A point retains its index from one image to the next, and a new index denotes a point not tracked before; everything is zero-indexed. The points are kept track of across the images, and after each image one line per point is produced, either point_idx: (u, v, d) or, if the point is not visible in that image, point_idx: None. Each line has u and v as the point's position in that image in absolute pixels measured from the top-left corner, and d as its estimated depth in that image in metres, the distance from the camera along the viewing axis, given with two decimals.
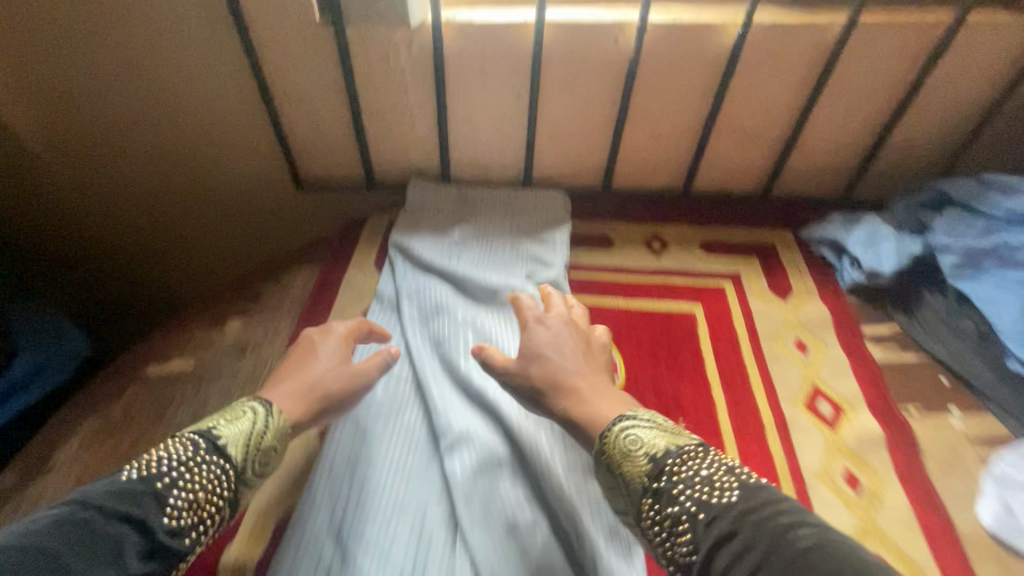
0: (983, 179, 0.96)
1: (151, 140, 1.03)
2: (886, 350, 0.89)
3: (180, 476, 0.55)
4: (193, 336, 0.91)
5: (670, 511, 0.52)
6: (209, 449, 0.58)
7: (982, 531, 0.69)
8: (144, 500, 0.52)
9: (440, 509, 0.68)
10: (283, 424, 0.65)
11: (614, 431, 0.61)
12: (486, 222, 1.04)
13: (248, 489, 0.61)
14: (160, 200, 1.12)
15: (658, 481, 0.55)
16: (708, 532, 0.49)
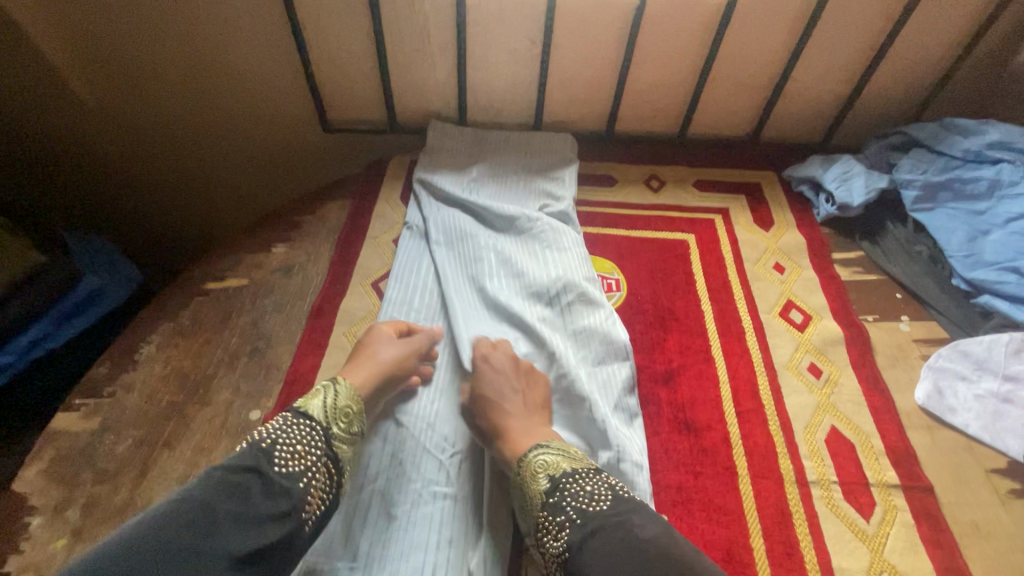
0: (946, 122, 1.07)
1: (193, 88, 1.11)
2: (851, 271, 1.03)
3: (279, 437, 0.62)
4: (242, 257, 1.02)
5: (558, 520, 0.61)
6: (296, 416, 0.67)
7: (915, 406, 0.85)
8: (257, 455, 0.59)
9: None
10: (351, 387, 0.72)
11: (528, 455, 0.69)
12: (501, 159, 1.14)
13: (340, 444, 0.67)
14: (199, 145, 1.21)
15: (553, 497, 0.63)
16: (578, 536, 0.58)
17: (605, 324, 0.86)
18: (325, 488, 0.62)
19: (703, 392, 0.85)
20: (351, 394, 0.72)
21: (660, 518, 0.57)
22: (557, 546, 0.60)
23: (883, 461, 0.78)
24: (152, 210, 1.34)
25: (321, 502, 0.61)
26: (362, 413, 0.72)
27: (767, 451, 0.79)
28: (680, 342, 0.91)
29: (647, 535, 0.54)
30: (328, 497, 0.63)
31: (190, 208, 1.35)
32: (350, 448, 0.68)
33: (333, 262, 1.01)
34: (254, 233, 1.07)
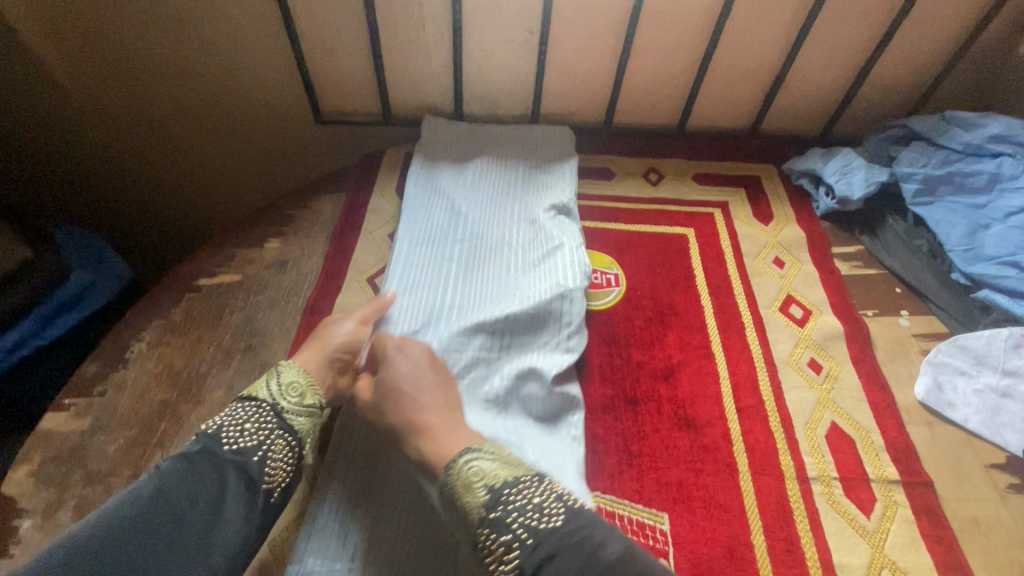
0: (948, 116, 1.06)
1: (180, 81, 1.08)
2: (851, 265, 1.03)
3: (227, 422, 0.67)
4: (234, 252, 1.00)
5: (504, 539, 0.57)
6: (244, 401, 0.71)
7: (915, 401, 0.85)
8: (207, 442, 0.65)
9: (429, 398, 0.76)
10: (296, 365, 0.75)
11: (460, 461, 0.63)
12: (497, 153, 1.12)
13: (295, 418, 0.71)
14: (188, 139, 1.19)
15: (495, 512, 0.59)
16: (532, 558, 0.55)
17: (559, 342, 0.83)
18: (283, 456, 0.68)
19: (704, 388, 0.84)
20: (298, 370, 0.74)
21: (613, 530, 0.57)
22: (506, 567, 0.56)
23: (883, 457, 0.78)
24: (141, 204, 1.31)
25: (281, 471, 0.67)
26: (317, 388, 0.74)
27: (768, 447, 0.79)
28: (679, 337, 0.91)
29: (612, 559, 0.52)
30: (291, 467, 0.68)
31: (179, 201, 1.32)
32: (309, 420, 0.72)
33: (328, 257, 0.99)
34: (246, 227, 1.04)
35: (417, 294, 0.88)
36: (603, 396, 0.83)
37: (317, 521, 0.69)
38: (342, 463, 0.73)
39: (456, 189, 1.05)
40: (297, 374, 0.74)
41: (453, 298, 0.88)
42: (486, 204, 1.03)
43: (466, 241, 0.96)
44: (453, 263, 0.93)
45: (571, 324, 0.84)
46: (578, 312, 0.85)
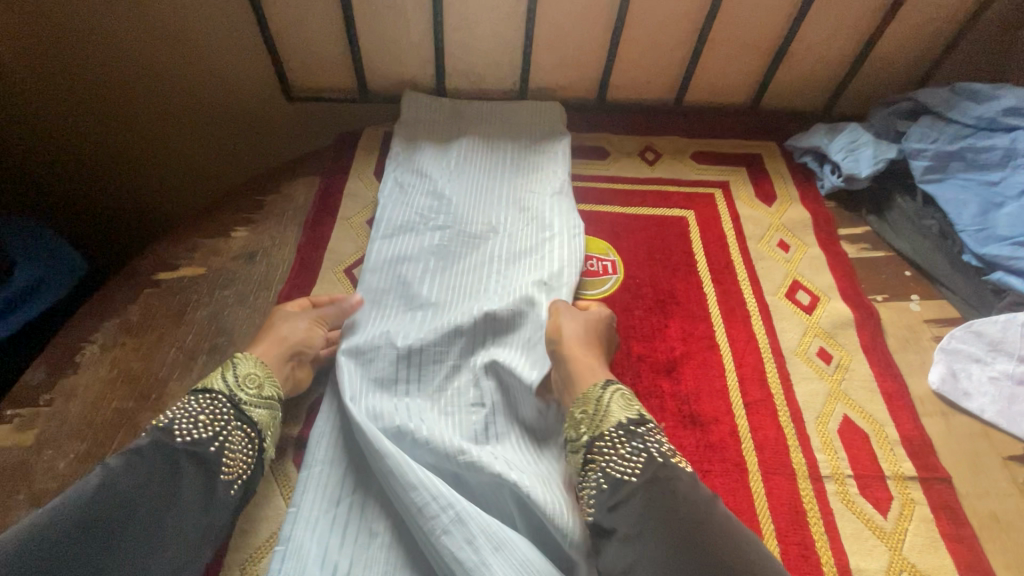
0: (956, 88, 1.00)
1: (136, 63, 0.99)
2: (859, 248, 0.98)
3: (179, 414, 0.61)
4: (197, 243, 0.91)
5: (637, 447, 0.61)
6: (194, 393, 0.64)
7: (929, 391, 0.81)
8: (157, 435, 0.59)
9: (408, 409, 0.70)
10: (251, 358, 0.70)
11: (614, 381, 0.68)
12: (484, 133, 1.04)
13: (254, 409, 0.66)
14: (149, 129, 1.09)
15: (636, 427, 0.63)
16: (655, 473, 0.59)
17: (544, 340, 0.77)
18: (246, 447, 0.63)
19: (708, 381, 0.79)
20: (253, 362, 0.69)
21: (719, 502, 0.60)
22: (622, 467, 0.60)
23: (899, 452, 0.74)
24: (99, 201, 1.20)
25: (243, 463, 0.62)
26: (275, 379, 0.70)
27: (777, 444, 0.74)
28: (682, 328, 0.85)
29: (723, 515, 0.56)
30: (250, 459, 0.63)
31: (141, 196, 1.21)
32: (268, 411, 0.67)
33: (301, 247, 0.91)
34: (210, 215, 0.95)
35: (393, 292, 0.82)
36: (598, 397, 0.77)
37: (291, 541, 0.62)
38: (306, 486, 0.66)
39: (440, 172, 0.97)
40: (254, 365, 0.69)
41: (431, 293, 0.82)
42: (472, 188, 0.95)
43: (447, 228, 0.89)
44: (434, 256, 0.86)
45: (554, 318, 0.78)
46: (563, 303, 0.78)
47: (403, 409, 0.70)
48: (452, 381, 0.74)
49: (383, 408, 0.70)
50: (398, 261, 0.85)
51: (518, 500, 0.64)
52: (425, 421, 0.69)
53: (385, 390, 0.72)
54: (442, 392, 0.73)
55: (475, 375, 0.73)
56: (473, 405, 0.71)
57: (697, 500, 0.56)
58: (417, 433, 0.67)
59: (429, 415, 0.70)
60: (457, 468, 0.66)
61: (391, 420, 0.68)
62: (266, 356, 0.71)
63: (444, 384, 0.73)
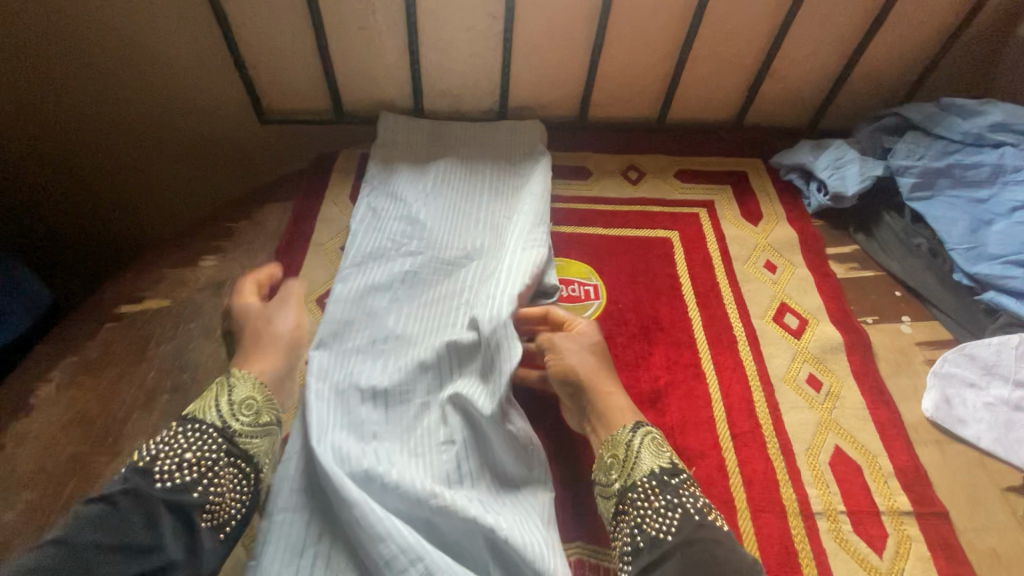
0: (943, 102, 0.98)
1: (106, 94, 0.97)
2: (847, 267, 0.95)
3: (162, 453, 0.60)
4: (164, 272, 0.87)
5: (673, 500, 0.61)
6: (181, 424, 0.64)
7: (923, 418, 0.78)
8: (136, 477, 0.58)
9: (376, 451, 0.67)
10: (250, 380, 0.70)
11: (643, 427, 0.69)
12: (462, 154, 1.01)
13: (247, 442, 0.65)
14: (124, 160, 1.06)
15: (671, 478, 0.64)
16: (693, 531, 0.59)
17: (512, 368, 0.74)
18: (235, 485, 0.62)
19: (694, 413, 0.76)
20: (249, 385, 0.69)
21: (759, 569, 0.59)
22: (657, 523, 0.60)
23: (893, 485, 0.71)
24: (86, 236, 1.18)
25: (231, 502, 0.61)
26: (272, 403, 0.70)
27: (767, 479, 0.71)
28: (666, 356, 0.82)
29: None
30: (244, 492, 0.63)
31: (118, 229, 1.18)
32: (265, 439, 0.67)
33: None
34: (178, 243, 0.92)
35: (362, 326, 0.79)
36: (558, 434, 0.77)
37: None
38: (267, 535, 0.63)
39: (414, 195, 0.94)
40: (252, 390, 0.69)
41: (401, 326, 0.79)
42: (447, 212, 0.93)
43: (419, 255, 0.87)
44: (404, 286, 0.83)
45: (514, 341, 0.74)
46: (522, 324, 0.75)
47: (371, 451, 0.67)
48: (423, 419, 0.71)
49: (351, 451, 0.67)
50: (368, 291, 0.82)
51: (492, 546, 0.61)
52: (394, 464, 0.66)
53: (353, 431, 0.70)
54: (412, 431, 0.70)
55: (445, 412, 0.71)
56: (444, 445, 0.69)
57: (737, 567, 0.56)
58: (385, 477, 0.64)
59: (398, 456, 0.67)
60: (429, 513, 0.62)
61: (359, 463, 0.65)
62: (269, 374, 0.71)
63: (413, 424, 0.71)
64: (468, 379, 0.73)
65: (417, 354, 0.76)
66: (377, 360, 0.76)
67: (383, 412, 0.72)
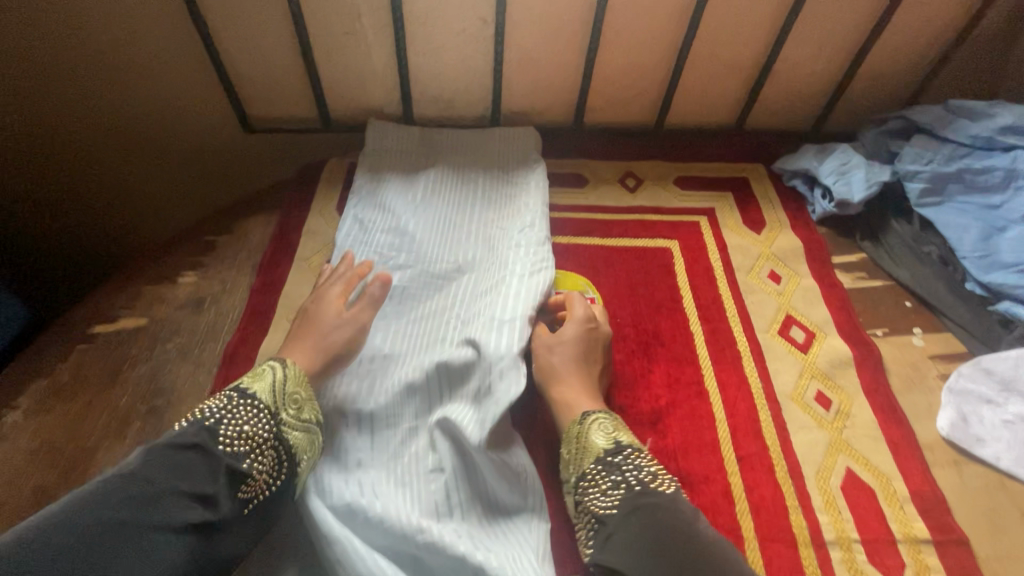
0: (950, 105, 0.94)
1: (80, 99, 0.92)
2: (854, 277, 0.91)
3: (225, 417, 0.59)
4: (140, 290, 0.84)
5: (612, 478, 0.60)
6: (239, 395, 0.62)
7: (938, 437, 0.74)
8: (202, 432, 0.57)
9: (360, 483, 0.63)
10: (300, 372, 0.67)
11: (590, 417, 0.67)
12: (453, 163, 0.98)
13: (292, 433, 0.62)
14: (101, 167, 1.01)
15: (614, 457, 0.62)
16: (632, 501, 0.57)
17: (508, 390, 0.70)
18: (273, 470, 0.60)
19: (697, 434, 0.72)
20: (299, 378, 0.67)
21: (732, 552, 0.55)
22: (605, 502, 0.59)
23: (909, 510, 0.67)
24: (45, 244, 1.09)
25: (270, 481, 0.59)
26: (313, 399, 0.67)
27: (776, 506, 0.67)
28: (667, 373, 0.78)
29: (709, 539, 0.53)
30: (279, 478, 0.60)
31: (86, 240, 1.11)
32: (305, 435, 0.63)
33: (253, 293, 0.84)
34: (156, 259, 0.88)
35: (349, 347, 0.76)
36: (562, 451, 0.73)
37: None
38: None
39: (403, 207, 0.91)
40: (292, 381, 0.66)
41: (389, 345, 0.76)
42: (438, 223, 0.89)
43: (409, 269, 0.83)
44: (393, 303, 0.80)
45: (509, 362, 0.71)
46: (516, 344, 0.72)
47: (355, 483, 0.63)
48: (411, 445, 0.68)
49: (333, 482, 0.63)
50: None
51: None
52: (379, 496, 0.62)
53: (336, 459, 0.66)
54: (399, 458, 0.66)
55: (434, 437, 0.67)
56: (433, 473, 0.65)
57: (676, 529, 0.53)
58: (369, 511, 0.60)
59: (383, 487, 0.64)
60: (415, 549, 0.59)
61: (341, 496, 0.62)
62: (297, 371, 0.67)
63: (401, 451, 0.67)
64: (459, 401, 0.69)
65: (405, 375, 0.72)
66: (363, 381, 0.72)
67: (369, 438, 0.68)
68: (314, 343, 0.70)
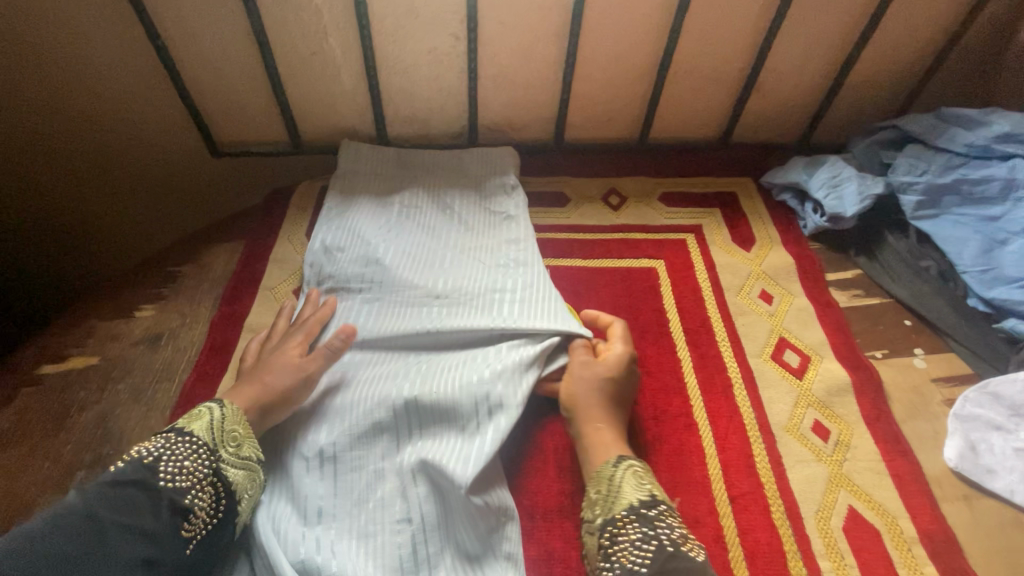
0: (942, 114, 0.91)
1: (42, 123, 0.89)
2: (850, 295, 0.87)
3: (164, 453, 0.56)
4: (94, 327, 0.79)
5: (645, 532, 0.54)
6: (176, 433, 0.58)
7: (946, 469, 0.69)
8: (141, 470, 0.54)
9: (320, 537, 0.59)
10: (238, 412, 0.63)
11: (626, 465, 0.61)
12: (430, 186, 0.94)
13: (231, 470, 0.59)
14: (63, 189, 0.97)
15: (648, 509, 0.57)
16: (664, 564, 0.51)
17: (486, 429, 0.65)
18: (214, 509, 0.56)
19: (686, 472, 0.67)
20: (238, 416, 0.62)
21: None
22: (631, 556, 0.53)
23: (918, 553, 0.62)
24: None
25: (210, 519, 0.56)
26: (253, 437, 0.62)
27: (772, 552, 0.61)
28: (654, 404, 0.73)
29: None
30: (219, 516, 0.57)
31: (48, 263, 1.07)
32: (246, 474, 0.60)
33: (213, 327, 0.79)
34: (113, 292, 0.84)
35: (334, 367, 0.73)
36: (550, 493, 0.66)
37: None
38: None
39: (376, 231, 0.86)
40: (237, 422, 0.62)
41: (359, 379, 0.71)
42: (415, 250, 0.85)
43: (387, 299, 0.79)
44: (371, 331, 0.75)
45: (486, 403, 0.66)
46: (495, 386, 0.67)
47: (315, 536, 0.59)
48: (376, 490, 0.62)
49: (289, 536, 0.59)
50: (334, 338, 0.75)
51: None
52: (337, 552, 0.58)
53: (295, 507, 0.61)
54: (363, 506, 0.61)
55: (403, 482, 0.62)
56: (399, 523, 0.60)
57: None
58: (325, 570, 0.56)
59: (343, 539, 0.59)
60: None
61: (295, 553, 0.57)
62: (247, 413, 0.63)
63: (366, 497, 0.62)
64: (431, 443, 0.64)
65: (374, 412, 0.66)
66: (327, 418, 0.67)
67: (331, 482, 0.63)
68: (274, 383, 0.66)
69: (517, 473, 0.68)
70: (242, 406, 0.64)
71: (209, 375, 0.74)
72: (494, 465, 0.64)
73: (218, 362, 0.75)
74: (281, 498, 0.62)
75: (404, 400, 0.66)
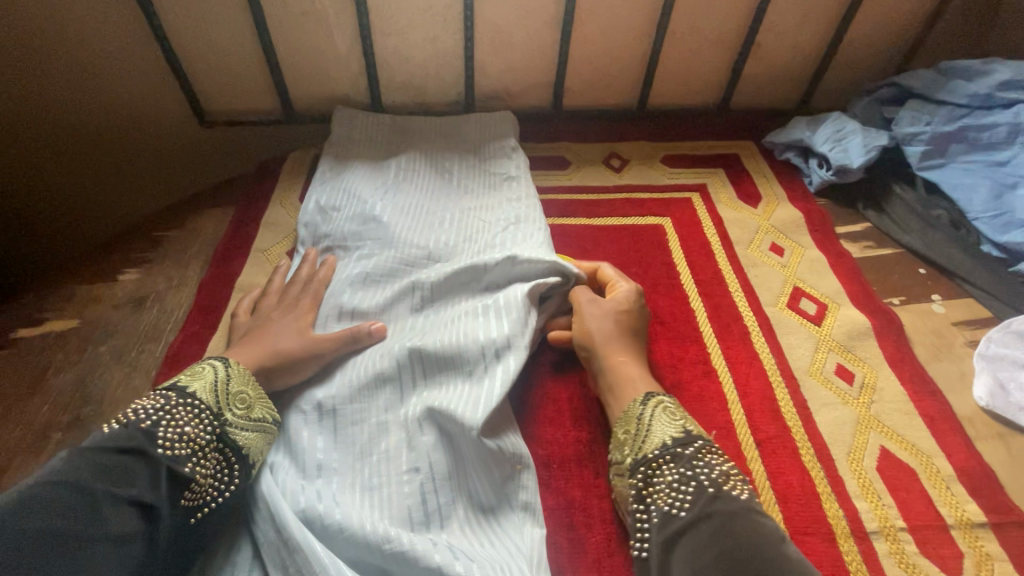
0: (942, 68, 0.90)
1: (35, 90, 0.86)
2: (862, 246, 0.85)
3: (164, 416, 0.51)
4: (74, 292, 0.74)
5: (682, 472, 0.51)
6: (178, 394, 0.53)
7: (976, 409, 0.66)
8: (137, 435, 0.49)
9: (320, 489, 0.54)
10: (245, 372, 0.58)
11: (652, 404, 0.58)
12: (427, 150, 0.91)
13: (241, 434, 0.54)
14: (55, 161, 0.94)
15: (681, 447, 0.53)
16: (701, 504, 0.48)
17: (497, 375, 0.60)
18: (219, 477, 0.52)
19: (708, 418, 0.64)
20: (245, 376, 0.58)
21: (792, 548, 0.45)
22: (668, 498, 0.50)
23: (958, 490, 0.59)
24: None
25: (218, 487, 0.52)
26: (264, 398, 0.58)
27: (806, 495, 0.58)
28: (670, 352, 0.69)
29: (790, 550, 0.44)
30: (230, 484, 0.52)
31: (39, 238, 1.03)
32: (259, 436, 0.56)
33: (203, 288, 0.75)
34: (95, 258, 0.79)
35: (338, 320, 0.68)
36: (569, 442, 0.62)
37: None
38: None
39: (372, 191, 0.83)
40: (245, 383, 0.57)
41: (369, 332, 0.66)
42: (414, 209, 0.81)
43: (388, 253, 0.74)
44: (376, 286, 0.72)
45: (495, 350, 0.62)
46: (504, 332, 0.63)
47: (315, 488, 0.54)
48: (380, 443, 0.58)
49: (288, 487, 0.54)
50: (336, 291, 0.70)
51: None
52: (341, 502, 0.53)
53: (294, 461, 0.56)
54: (366, 459, 0.57)
55: (409, 432, 0.57)
56: (407, 473, 0.55)
57: (752, 539, 0.44)
58: (328, 518, 0.51)
59: (346, 490, 0.54)
60: (382, 562, 0.50)
61: (295, 503, 0.52)
62: (238, 365, 0.58)
63: (370, 449, 0.57)
64: (438, 392, 0.60)
65: (376, 364, 0.62)
66: (326, 375, 0.63)
67: (331, 437, 0.58)
68: (270, 337, 0.62)
69: (530, 423, 0.64)
70: (245, 363, 0.59)
71: (202, 335, 0.69)
72: (507, 416, 0.60)
73: (210, 322, 0.71)
74: (280, 454, 0.58)
75: (407, 349, 0.62)
